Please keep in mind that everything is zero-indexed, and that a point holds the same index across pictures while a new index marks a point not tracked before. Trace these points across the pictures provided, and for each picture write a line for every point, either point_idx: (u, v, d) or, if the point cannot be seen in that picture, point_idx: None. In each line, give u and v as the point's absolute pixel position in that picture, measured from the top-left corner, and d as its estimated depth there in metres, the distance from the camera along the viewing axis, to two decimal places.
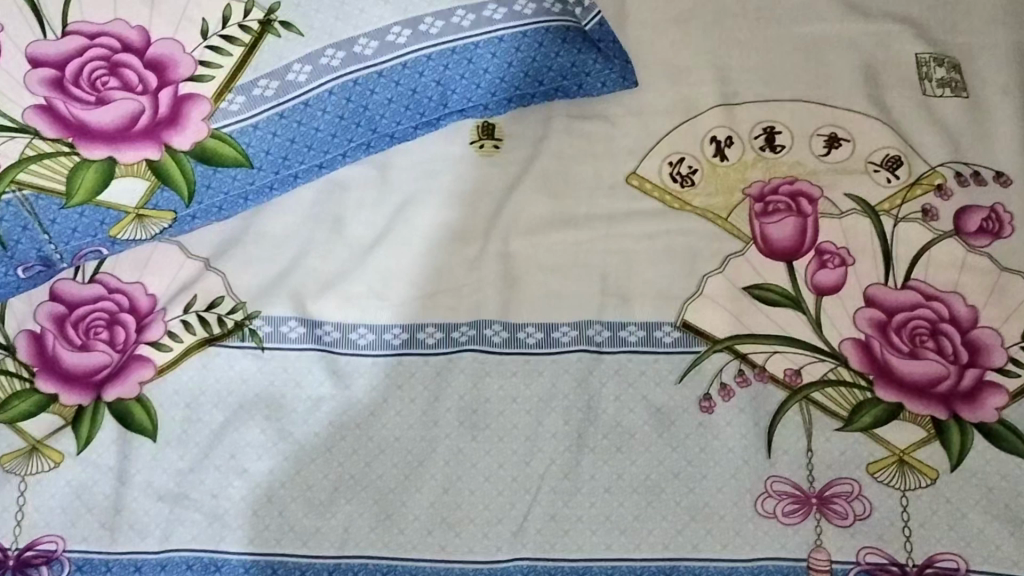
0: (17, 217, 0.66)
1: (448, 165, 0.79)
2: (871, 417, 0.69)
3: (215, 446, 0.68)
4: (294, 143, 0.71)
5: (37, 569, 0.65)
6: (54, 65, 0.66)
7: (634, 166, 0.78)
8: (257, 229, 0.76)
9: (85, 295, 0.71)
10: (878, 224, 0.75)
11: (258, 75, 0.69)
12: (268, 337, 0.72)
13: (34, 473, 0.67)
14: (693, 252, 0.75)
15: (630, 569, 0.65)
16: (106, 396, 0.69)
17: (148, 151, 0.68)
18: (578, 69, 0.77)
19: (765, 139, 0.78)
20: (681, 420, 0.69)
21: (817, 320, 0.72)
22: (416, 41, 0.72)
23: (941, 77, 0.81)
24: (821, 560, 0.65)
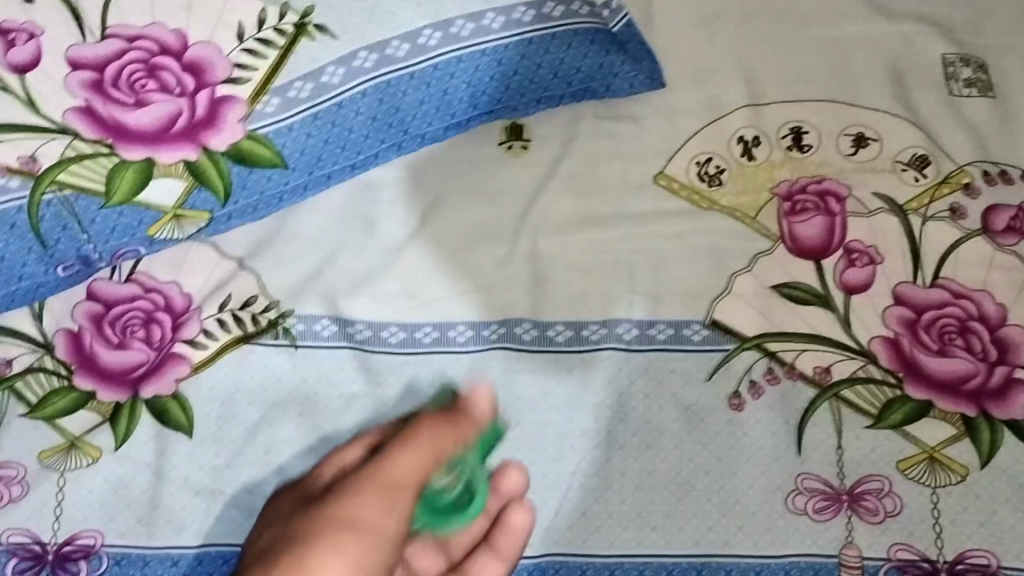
0: (58, 217, 0.68)
1: (477, 165, 0.80)
2: (901, 415, 0.69)
3: (250, 441, 0.69)
4: (328, 144, 0.72)
5: (76, 564, 0.66)
6: (94, 68, 0.67)
7: (662, 167, 0.79)
8: (289, 229, 0.77)
9: (122, 294, 0.72)
10: (906, 222, 0.75)
11: (293, 77, 0.71)
12: (301, 335, 0.73)
13: (73, 469, 0.68)
14: (722, 251, 0.75)
15: (661, 565, 0.66)
16: (143, 393, 0.70)
17: (185, 151, 0.69)
18: (606, 70, 0.78)
19: (793, 139, 0.79)
20: (711, 418, 0.70)
21: (845, 317, 0.72)
22: (446, 44, 0.73)
23: (967, 78, 0.82)
24: (853, 557, 0.65)
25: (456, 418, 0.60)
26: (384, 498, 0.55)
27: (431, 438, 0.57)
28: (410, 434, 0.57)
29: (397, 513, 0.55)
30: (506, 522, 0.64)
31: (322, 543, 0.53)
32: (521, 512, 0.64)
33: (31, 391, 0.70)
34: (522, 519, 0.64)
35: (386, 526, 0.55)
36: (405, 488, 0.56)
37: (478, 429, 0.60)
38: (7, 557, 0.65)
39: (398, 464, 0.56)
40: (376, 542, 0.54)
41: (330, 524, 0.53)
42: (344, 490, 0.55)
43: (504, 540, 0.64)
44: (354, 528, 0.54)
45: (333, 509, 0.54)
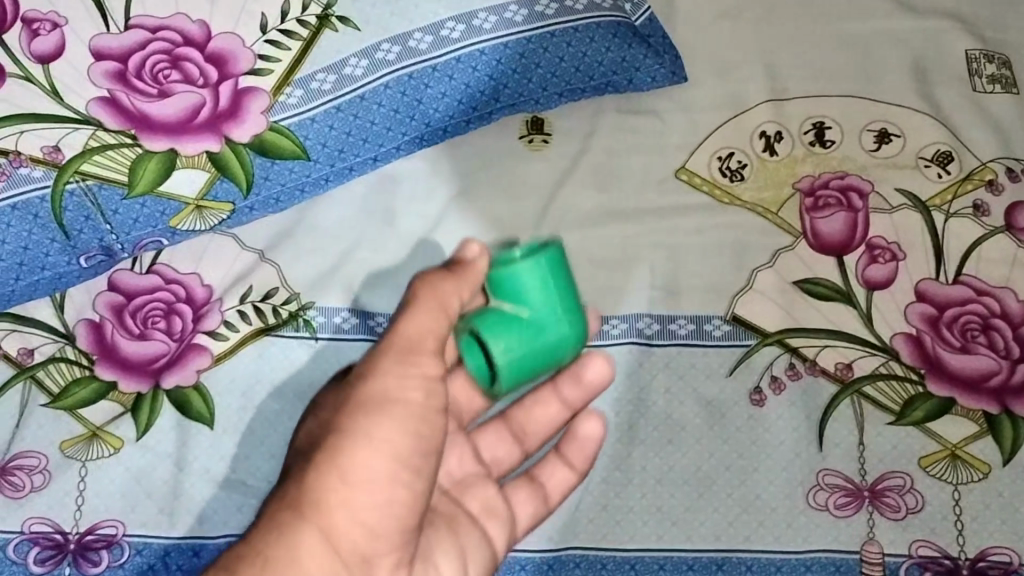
0: (80, 207, 0.68)
1: (499, 158, 0.79)
2: (923, 411, 0.69)
3: (272, 432, 0.69)
4: (350, 136, 0.72)
5: (98, 553, 0.66)
6: (118, 58, 0.68)
7: (683, 161, 0.79)
8: (309, 221, 0.77)
9: (144, 285, 0.72)
10: (929, 219, 0.75)
11: (316, 69, 0.71)
12: (322, 327, 0.73)
13: (94, 459, 0.68)
14: (744, 246, 0.75)
15: (682, 560, 0.65)
16: (164, 383, 0.70)
17: (208, 142, 0.69)
18: (628, 64, 0.78)
19: (815, 134, 0.79)
20: (732, 413, 0.69)
21: (867, 314, 0.72)
22: (468, 37, 0.73)
23: (991, 74, 0.82)
24: (874, 553, 0.65)
25: (443, 290, 0.57)
26: (403, 378, 0.54)
27: (448, 313, 0.57)
28: (418, 296, 0.56)
29: (427, 383, 0.55)
30: (574, 432, 0.66)
31: (355, 430, 0.53)
32: (595, 420, 0.66)
33: (53, 380, 0.70)
34: (593, 431, 0.66)
35: (416, 402, 0.54)
36: (436, 375, 0.56)
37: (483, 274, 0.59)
38: (30, 546, 0.66)
39: (425, 332, 0.55)
40: (408, 416, 0.54)
41: (362, 409, 0.53)
42: (366, 368, 0.55)
43: (575, 448, 0.66)
44: (385, 410, 0.53)
45: (362, 392, 0.54)
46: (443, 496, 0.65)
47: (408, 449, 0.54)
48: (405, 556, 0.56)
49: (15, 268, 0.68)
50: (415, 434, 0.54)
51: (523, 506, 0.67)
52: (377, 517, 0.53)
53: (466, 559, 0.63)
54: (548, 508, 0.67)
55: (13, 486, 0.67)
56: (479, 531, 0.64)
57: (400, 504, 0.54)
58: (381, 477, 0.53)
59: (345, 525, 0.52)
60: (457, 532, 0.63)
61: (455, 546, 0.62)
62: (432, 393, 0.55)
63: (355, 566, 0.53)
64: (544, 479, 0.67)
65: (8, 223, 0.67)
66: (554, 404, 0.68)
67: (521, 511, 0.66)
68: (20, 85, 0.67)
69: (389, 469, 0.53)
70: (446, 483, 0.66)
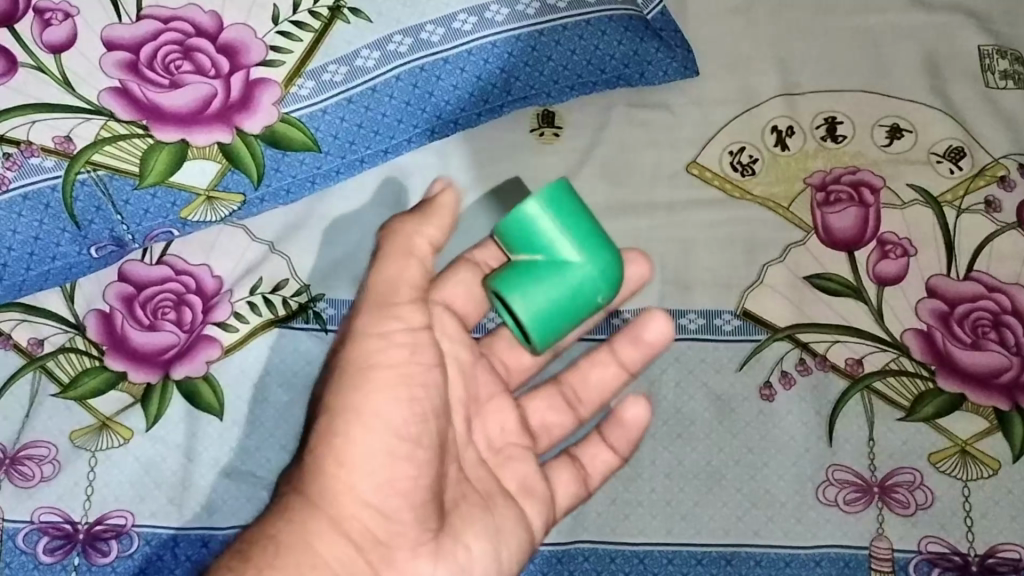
0: (91, 197, 0.68)
1: (509, 151, 0.79)
2: (934, 407, 0.69)
3: (282, 424, 0.70)
4: (361, 129, 0.72)
5: (107, 543, 0.66)
6: (130, 49, 0.68)
7: (694, 155, 0.79)
8: (318, 214, 0.77)
9: (154, 276, 0.72)
10: (941, 215, 0.75)
11: (328, 61, 0.71)
12: (331, 319, 0.73)
13: (104, 449, 0.68)
14: (754, 241, 0.75)
15: (691, 554, 0.66)
16: (173, 374, 0.70)
17: (219, 133, 0.69)
18: (640, 58, 0.77)
19: (827, 129, 0.79)
20: (742, 408, 0.69)
21: (878, 310, 0.72)
22: (480, 29, 0.73)
23: (1004, 70, 0.81)
24: (883, 549, 0.65)
25: (406, 233, 0.56)
26: (381, 340, 0.55)
27: (417, 256, 0.56)
28: (385, 247, 0.56)
29: (409, 339, 0.55)
30: (619, 416, 0.65)
31: (342, 406, 0.54)
32: (639, 405, 0.65)
33: (63, 370, 0.70)
34: (637, 416, 0.65)
35: (401, 364, 0.55)
36: (420, 326, 0.56)
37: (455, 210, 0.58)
38: (39, 536, 0.66)
39: (396, 280, 0.55)
40: (395, 380, 0.54)
41: (347, 382, 0.54)
42: (346, 337, 0.55)
43: (619, 432, 0.65)
44: (367, 378, 0.54)
45: (344, 363, 0.55)
46: (481, 470, 0.61)
47: (401, 419, 0.54)
48: (430, 531, 0.56)
49: (26, 258, 0.67)
50: (406, 400, 0.54)
51: (564, 485, 0.65)
52: (383, 495, 0.54)
53: (500, 543, 0.59)
54: (587, 490, 0.66)
55: (23, 476, 0.67)
56: (516, 509, 0.61)
57: (405, 479, 0.54)
58: (377, 453, 0.53)
59: (353, 509, 0.53)
60: (493, 511, 0.60)
61: (490, 525, 0.59)
62: (418, 352, 0.55)
63: (371, 550, 0.54)
64: (585, 459, 0.66)
65: (19, 213, 0.67)
66: (612, 367, 0.68)
67: (563, 491, 0.65)
68: (32, 75, 0.67)
69: (385, 444, 0.54)
70: (485, 453, 0.63)
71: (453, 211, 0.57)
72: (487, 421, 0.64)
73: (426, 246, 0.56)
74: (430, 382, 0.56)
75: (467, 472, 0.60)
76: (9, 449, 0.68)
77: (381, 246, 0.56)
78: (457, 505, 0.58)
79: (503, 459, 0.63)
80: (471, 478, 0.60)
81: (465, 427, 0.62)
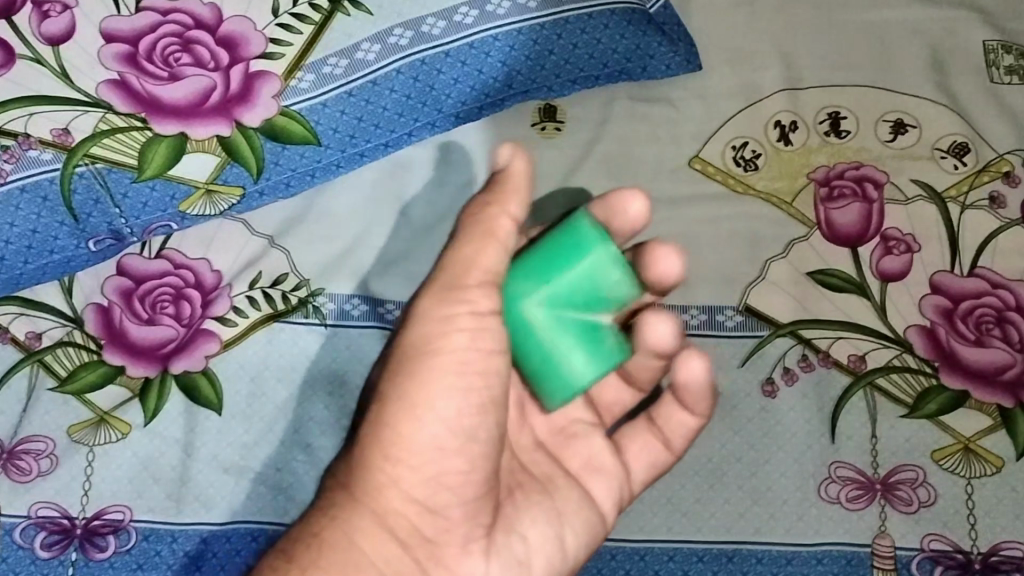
0: (90, 189, 0.67)
1: (511, 145, 0.79)
2: (936, 405, 0.68)
3: (281, 420, 0.69)
4: (362, 122, 0.71)
5: (105, 539, 0.66)
6: (129, 41, 0.68)
7: (697, 150, 0.78)
8: (319, 208, 0.76)
9: (153, 270, 0.72)
10: (945, 210, 0.75)
11: (327, 54, 0.70)
12: (331, 314, 0.73)
13: (102, 443, 0.68)
14: (757, 236, 0.75)
15: (692, 551, 0.65)
16: (172, 368, 0.70)
17: (219, 126, 0.68)
18: (643, 51, 0.77)
19: (830, 124, 0.78)
20: (744, 404, 0.69)
21: (881, 306, 0.72)
22: (482, 22, 0.72)
23: (1009, 65, 0.81)
24: (885, 547, 0.65)
25: (489, 215, 0.51)
26: (445, 325, 0.51)
27: (500, 238, 0.51)
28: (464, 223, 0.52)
29: (472, 322, 0.51)
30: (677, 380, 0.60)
31: (395, 397, 0.51)
32: (696, 364, 0.59)
33: (61, 364, 0.70)
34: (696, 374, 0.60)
35: (460, 350, 0.51)
36: (488, 312, 0.51)
37: (527, 179, 0.52)
38: (36, 531, 0.65)
39: (472, 263, 0.51)
40: (454, 367, 0.51)
41: (405, 370, 0.51)
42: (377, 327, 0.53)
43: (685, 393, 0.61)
44: (426, 366, 0.51)
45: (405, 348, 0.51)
46: (538, 454, 0.61)
47: (455, 412, 0.51)
48: (482, 526, 0.55)
49: (23, 252, 0.67)
50: (461, 390, 0.51)
51: (638, 457, 0.63)
52: (431, 493, 0.52)
53: (563, 526, 0.58)
54: (670, 453, 0.63)
55: (20, 470, 0.67)
56: (579, 489, 0.60)
57: (455, 475, 0.52)
58: (428, 448, 0.51)
59: (398, 505, 0.51)
60: (553, 496, 0.59)
61: (548, 510, 0.58)
62: (478, 336, 0.51)
63: (419, 546, 0.52)
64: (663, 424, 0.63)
65: (16, 206, 0.66)
66: None
67: (637, 467, 0.63)
68: (29, 66, 0.67)
69: (437, 438, 0.51)
70: (543, 435, 0.62)
71: (525, 178, 0.52)
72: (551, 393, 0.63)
73: (510, 225, 0.52)
74: (491, 367, 0.52)
75: (522, 459, 0.60)
76: (7, 443, 0.68)
77: (462, 228, 0.52)
78: (512, 494, 0.58)
79: (569, 437, 0.63)
80: (525, 463, 0.60)
81: (519, 414, 0.62)
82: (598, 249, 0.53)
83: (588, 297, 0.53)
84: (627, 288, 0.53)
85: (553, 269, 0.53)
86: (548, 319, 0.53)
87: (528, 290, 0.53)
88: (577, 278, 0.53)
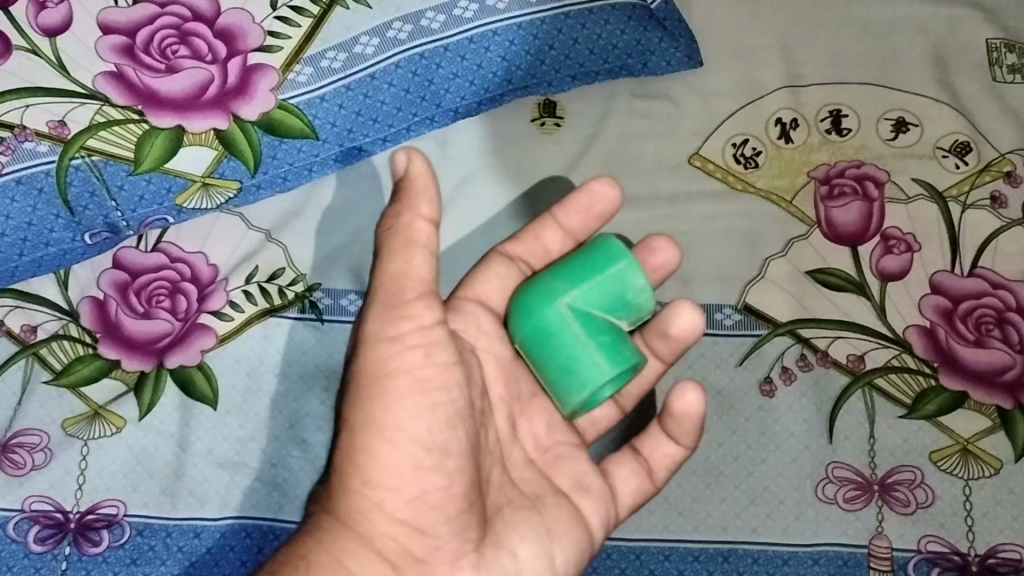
0: (85, 182, 0.67)
1: (510, 140, 0.78)
2: (935, 406, 0.68)
3: (277, 415, 0.69)
4: (360, 116, 0.71)
5: (99, 533, 0.65)
6: (126, 33, 0.67)
7: (697, 147, 0.78)
8: (317, 202, 0.76)
9: (149, 264, 0.72)
10: (946, 210, 0.74)
11: (326, 47, 0.70)
12: (327, 309, 0.72)
13: (97, 437, 0.68)
14: (756, 234, 0.74)
15: (688, 551, 0.65)
16: (167, 362, 0.70)
17: (215, 120, 0.68)
18: (644, 47, 0.76)
19: (832, 122, 0.78)
20: (742, 403, 0.69)
21: (880, 305, 0.71)
22: (481, 16, 0.72)
23: (1012, 64, 0.80)
24: (882, 548, 0.64)
25: (405, 224, 0.54)
26: (394, 344, 0.53)
27: (422, 245, 0.54)
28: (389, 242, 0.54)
29: (420, 339, 0.53)
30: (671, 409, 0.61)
31: (364, 425, 0.52)
32: (692, 394, 0.61)
33: (56, 358, 0.69)
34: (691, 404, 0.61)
35: (417, 368, 0.53)
36: (432, 324, 0.54)
37: (432, 177, 0.54)
38: (30, 524, 0.65)
39: (402, 276, 0.54)
40: (415, 386, 0.53)
41: (366, 395, 0.53)
42: (360, 340, 0.54)
43: (675, 424, 0.62)
44: (384, 389, 0.52)
45: (361, 375, 0.53)
46: (529, 472, 0.60)
47: (426, 429, 0.52)
48: (471, 542, 0.54)
49: (19, 244, 0.66)
50: (427, 406, 0.52)
51: (624, 483, 0.63)
52: (414, 513, 0.52)
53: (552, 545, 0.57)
54: (652, 485, 0.63)
55: (14, 464, 0.67)
56: (569, 507, 0.59)
57: (436, 492, 0.52)
58: (404, 468, 0.52)
59: (385, 529, 0.52)
60: (542, 512, 0.58)
61: (539, 528, 0.57)
62: (430, 351, 0.53)
63: (408, 567, 0.52)
64: (647, 452, 0.64)
65: (12, 198, 0.66)
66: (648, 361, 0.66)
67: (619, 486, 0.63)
68: (26, 58, 0.66)
69: (410, 455, 0.52)
70: (533, 453, 0.61)
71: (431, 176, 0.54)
72: (532, 419, 0.62)
73: (427, 228, 0.54)
74: (449, 380, 0.54)
75: (513, 474, 0.59)
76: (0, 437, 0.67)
77: (384, 242, 0.54)
78: (500, 511, 0.57)
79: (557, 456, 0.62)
80: (517, 480, 0.59)
81: (510, 430, 0.61)
82: (623, 258, 0.59)
83: (612, 300, 0.59)
84: (647, 295, 0.59)
85: (581, 274, 0.59)
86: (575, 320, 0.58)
87: (562, 290, 0.59)
88: (606, 279, 0.59)
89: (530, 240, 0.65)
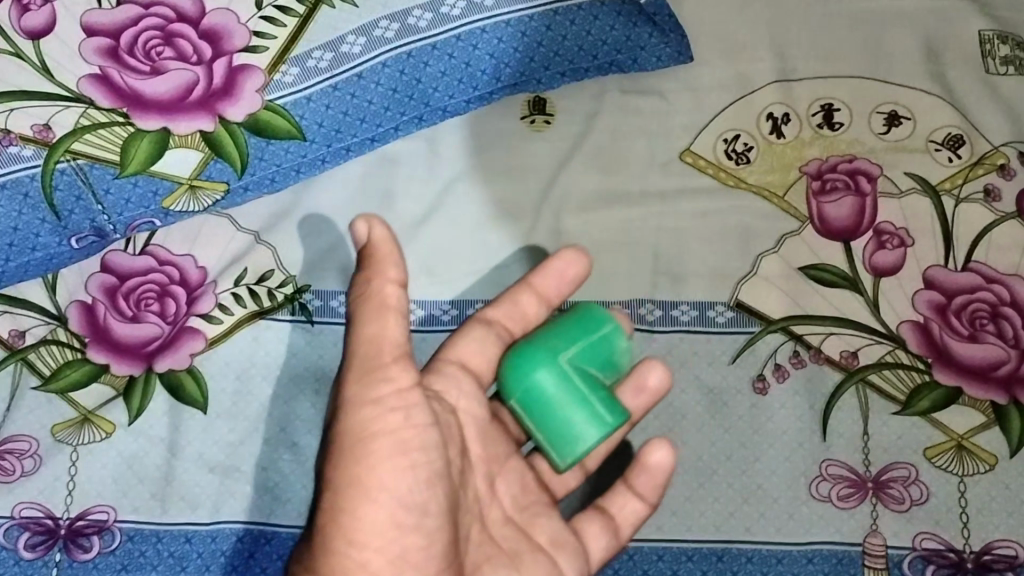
0: (71, 186, 0.66)
1: (499, 139, 0.78)
2: (929, 401, 0.68)
3: (267, 419, 0.69)
4: (347, 116, 0.70)
5: (89, 539, 0.65)
6: (110, 35, 0.67)
7: (688, 143, 0.77)
8: (307, 202, 0.75)
9: (137, 267, 0.71)
10: (939, 203, 0.74)
11: (312, 47, 0.69)
12: (317, 311, 0.72)
13: (86, 443, 0.68)
14: (749, 231, 0.74)
15: (682, 551, 0.65)
16: (157, 366, 0.69)
17: (201, 121, 0.67)
18: (634, 42, 0.76)
19: (823, 116, 0.77)
20: (735, 402, 0.68)
21: (873, 300, 0.71)
22: (469, 14, 0.71)
23: (1005, 55, 0.80)
24: (877, 546, 0.64)
25: (375, 289, 0.53)
26: (374, 407, 0.52)
27: (393, 308, 0.53)
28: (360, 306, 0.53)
29: (397, 398, 0.53)
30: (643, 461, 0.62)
31: (345, 486, 0.51)
32: (663, 449, 0.62)
33: (45, 362, 0.69)
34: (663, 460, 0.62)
35: (398, 429, 0.52)
36: (407, 387, 0.53)
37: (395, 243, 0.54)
38: (20, 531, 0.65)
39: (379, 338, 0.53)
40: (395, 447, 0.52)
41: (346, 456, 0.52)
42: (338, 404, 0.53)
43: (645, 478, 0.62)
44: (367, 449, 0.51)
45: (341, 435, 0.52)
46: (507, 528, 0.60)
47: (407, 488, 0.52)
48: None
49: (5, 250, 0.66)
50: (407, 467, 0.52)
51: (596, 539, 0.62)
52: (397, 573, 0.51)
53: None
54: (619, 541, 0.62)
55: (4, 470, 0.66)
56: (546, 565, 0.60)
57: (416, 552, 0.52)
58: (386, 525, 0.51)
59: None
60: (519, 569, 0.59)
61: None
62: (409, 413, 0.53)
63: None
64: (614, 510, 0.63)
65: None
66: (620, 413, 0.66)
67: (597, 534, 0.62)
68: (10, 61, 0.65)
69: (392, 514, 0.51)
70: (511, 511, 0.61)
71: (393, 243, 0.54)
72: (508, 479, 0.61)
73: (397, 291, 0.53)
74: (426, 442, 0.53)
75: (492, 532, 0.59)
76: None
77: (356, 308, 0.53)
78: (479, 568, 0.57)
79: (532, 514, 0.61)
80: (495, 537, 0.59)
81: (487, 486, 0.60)
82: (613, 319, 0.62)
83: (603, 358, 0.61)
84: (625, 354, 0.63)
85: (577, 332, 0.60)
86: (574, 378, 0.59)
87: (562, 347, 0.60)
88: (600, 339, 0.61)
89: (507, 304, 0.64)
